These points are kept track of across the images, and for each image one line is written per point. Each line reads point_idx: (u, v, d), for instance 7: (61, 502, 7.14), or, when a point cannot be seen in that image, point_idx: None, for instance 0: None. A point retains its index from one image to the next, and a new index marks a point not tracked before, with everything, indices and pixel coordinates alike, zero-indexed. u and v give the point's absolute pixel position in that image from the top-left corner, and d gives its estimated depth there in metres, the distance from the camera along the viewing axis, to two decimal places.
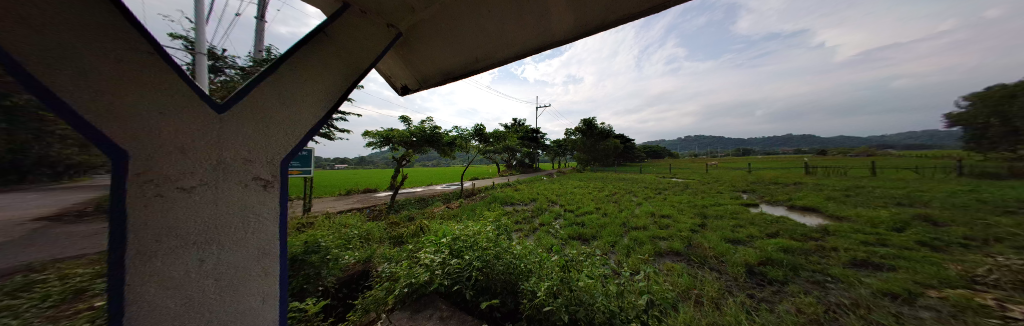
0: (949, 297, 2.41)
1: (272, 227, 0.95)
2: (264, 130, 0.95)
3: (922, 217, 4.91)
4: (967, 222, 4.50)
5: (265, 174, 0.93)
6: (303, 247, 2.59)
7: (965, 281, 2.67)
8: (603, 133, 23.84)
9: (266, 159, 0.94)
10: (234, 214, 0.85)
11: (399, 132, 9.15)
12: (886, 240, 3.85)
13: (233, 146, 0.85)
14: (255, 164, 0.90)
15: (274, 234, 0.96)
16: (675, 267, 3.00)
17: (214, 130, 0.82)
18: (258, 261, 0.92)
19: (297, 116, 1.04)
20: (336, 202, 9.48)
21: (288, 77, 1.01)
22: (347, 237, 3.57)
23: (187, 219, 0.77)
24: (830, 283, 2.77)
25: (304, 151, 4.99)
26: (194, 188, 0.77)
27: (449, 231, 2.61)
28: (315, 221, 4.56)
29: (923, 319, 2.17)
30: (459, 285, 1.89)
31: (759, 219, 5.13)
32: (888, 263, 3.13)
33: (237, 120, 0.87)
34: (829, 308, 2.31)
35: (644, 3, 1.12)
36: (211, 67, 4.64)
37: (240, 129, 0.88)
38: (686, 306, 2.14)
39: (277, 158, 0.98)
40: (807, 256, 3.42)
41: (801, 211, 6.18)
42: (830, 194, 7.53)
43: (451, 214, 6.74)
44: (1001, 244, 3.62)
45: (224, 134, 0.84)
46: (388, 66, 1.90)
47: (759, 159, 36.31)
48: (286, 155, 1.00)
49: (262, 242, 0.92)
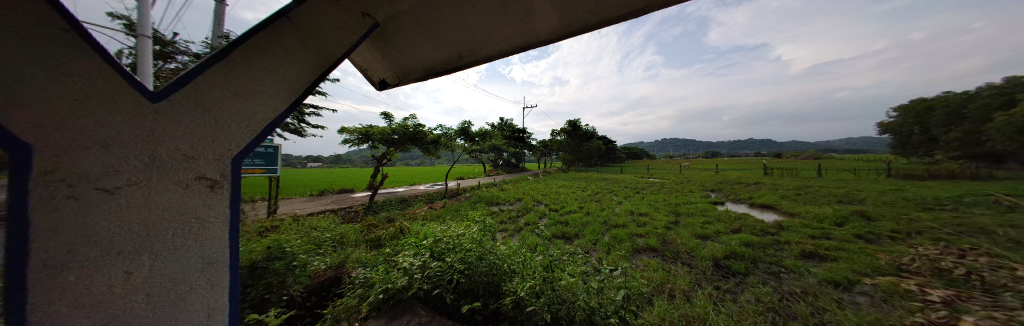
0: (880, 283, 2.77)
1: (221, 233, 0.83)
2: (213, 123, 0.82)
3: (859, 213, 5.63)
4: (895, 217, 5.24)
5: (212, 173, 0.81)
6: (266, 253, 2.36)
7: (893, 269, 3.09)
8: (588, 134, 24.68)
9: (214, 155, 0.81)
10: (173, 219, 0.74)
11: (380, 129, 8.74)
12: (830, 234, 4.35)
13: (172, 141, 0.74)
14: (200, 161, 0.78)
15: (223, 242, 0.84)
16: (652, 262, 3.15)
17: (151, 124, 0.71)
18: (200, 274, 0.79)
19: (252, 110, 0.91)
20: (309, 203, 8.90)
21: (243, 64, 0.89)
22: (318, 240, 3.33)
23: (114, 226, 0.66)
24: (784, 274, 3.06)
25: (269, 147, 4.57)
26: (120, 189, 0.66)
27: (431, 233, 2.51)
28: (283, 224, 4.22)
29: (859, 303, 2.47)
30: (439, 289, 1.82)
31: (725, 216, 5.57)
32: (832, 255, 3.53)
33: (181, 111, 0.75)
34: (782, 296, 2.55)
35: (624, 8, 1.17)
36: (157, 52, 4.06)
37: (185, 122, 0.76)
38: (660, 300, 2.25)
39: (229, 154, 0.85)
40: (765, 249, 3.78)
41: (760, 208, 6.83)
42: (784, 193, 8.40)
43: (435, 215, 6.57)
44: (919, 235, 4.24)
45: (161, 128, 0.72)
46: (364, 58, 1.79)
47: (726, 161, 39.56)
48: (241, 150, 0.88)
49: (207, 251, 0.80)
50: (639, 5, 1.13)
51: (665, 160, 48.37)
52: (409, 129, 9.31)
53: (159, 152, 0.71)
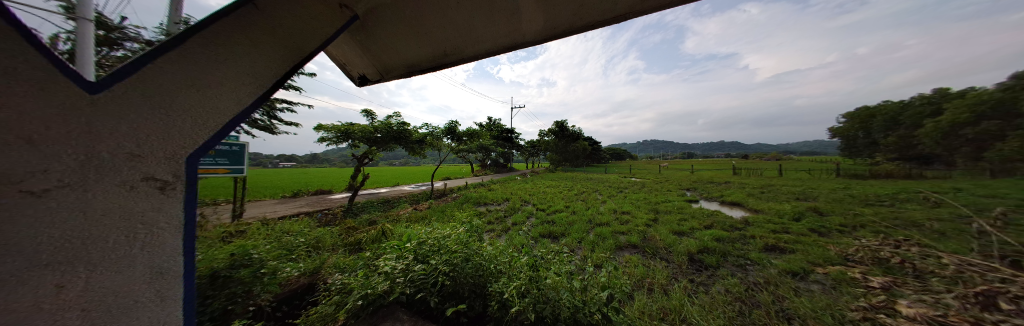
0: (830, 272, 3.10)
1: (174, 242, 0.70)
2: (165, 117, 0.70)
3: (813, 209, 6.27)
4: (841, 212, 5.89)
5: (164, 172, 0.68)
6: (229, 260, 2.16)
7: (839, 259, 3.48)
8: (574, 135, 25.26)
9: (165, 153, 0.68)
10: (117, 225, 0.61)
11: (361, 127, 8.35)
12: (788, 228, 4.81)
13: (114, 135, 0.60)
14: (149, 159, 0.64)
15: (178, 249, 0.71)
16: (633, 259, 3.29)
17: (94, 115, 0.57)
18: (150, 284, 0.66)
19: (213, 102, 0.80)
20: (280, 206, 8.28)
21: (200, 53, 0.78)
22: (290, 245, 3.10)
23: (38, 233, 0.52)
24: (749, 266, 3.33)
25: (235, 146, 4.19)
26: (49, 192, 0.53)
27: (415, 235, 2.44)
28: (250, 229, 3.89)
29: (811, 290, 2.75)
30: (423, 292, 1.77)
31: (699, 213, 5.95)
32: (790, 247, 3.90)
33: (124, 102, 0.63)
34: (748, 287, 2.78)
35: (607, 13, 1.22)
36: (100, 38, 3.58)
37: (130, 115, 0.65)
38: (640, 294, 2.36)
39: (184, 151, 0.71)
40: (733, 243, 4.09)
41: (729, 205, 7.39)
42: (750, 191, 9.16)
43: (420, 216, 6.39)
44: (860, 228, 4.81)
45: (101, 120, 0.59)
46: (342, 52, 1.68)
47: (701, 162, 42.31)
48: (198, 147, 0.74)
49: (158, 261, 0.67)
50: (621, 11, 1.18)
51: (647, 160, 50.71)
52: (393, 127, 8.97)
53: (97, 145, 0.57)
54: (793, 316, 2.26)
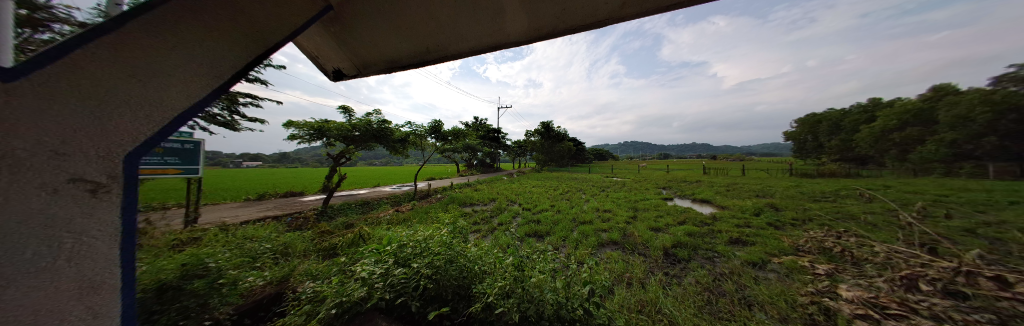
0: (784, 262, 3.45)
1: (111, 252, 0.64)
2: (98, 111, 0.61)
3: (770, 205, 6.96)
4: (793, 207, 6.60)
5: (95, 173, 0.59)
6: (180, 271, 1.93)
7: (790, 250, 3.89)
8: (560, 136, 25.81)
9: (96, 152, 0.59)
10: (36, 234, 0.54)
11: (338, 125, 7.88)
12: (750, 223, 5.30)
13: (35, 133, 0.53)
14: (75, 158, 0.56)
15: (115, 260, 0.65)
16: (613, 255, 3.43)
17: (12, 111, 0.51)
18: (80, 300, 0.59)
19: (160, 96, 0.72)
20: (243, 209, 7.55)
21: (145, 41, 0.70)
22: (254, 252, 2.83)
23: None
24: (716, 258, 3.63)
25: (189, 143, 3.74)
26: None
27: (396, 238, 2.35)
28: (205, 236, 3.50)
29: (768, 278, 3.05)
30: (404, 297, 1.70)
31: (674, 210, 6.35)
32: (750, 240, 4.30)
33: (41, 93, 0.54)
34: (715, 277, 3.01)
35: (588, 18, 1.25)
36: None
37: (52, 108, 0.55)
38: (620, 289, 2.47)
39: (120, 150, 0.62)
40: (703, 237, 4.43)
41: (700, 202, 7.98)
42: (717, 189, 9.97)
43: (402, 218, 6.16)
44: (808, 221, 5.41)
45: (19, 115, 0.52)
46: (315, 44, 1.56)
47: (676, 162, 45.24)
48: (140, 146, 0.66)
49: (90, 273, 0.60)
50: (601, 16, 1.22)
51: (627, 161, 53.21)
52: (372, 125, 8.52)
53: (7, 144, 0.50)
54: (752, 302, 2.48)
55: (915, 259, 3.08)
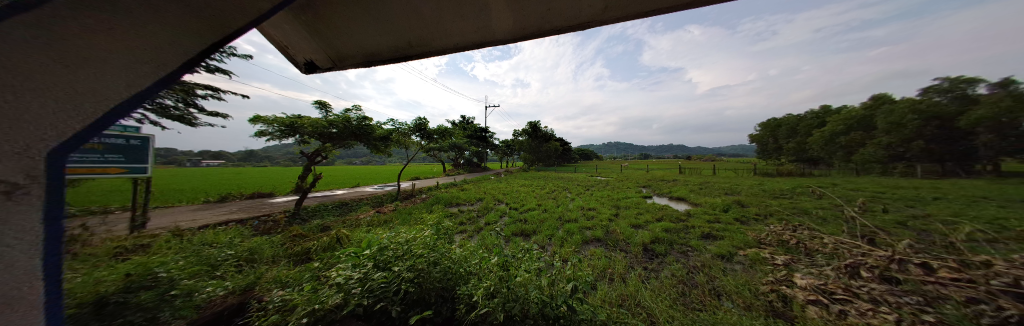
0: (748, 253, 3.77)
1: (33, 265, 0.55)
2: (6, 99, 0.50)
3: (737, 201, 7.58)
4: (756, 204, 7.24)
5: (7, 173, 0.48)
6: (122, 283, 1.70)
7: (754, 242, 4.26)
8: (547, 136, 26.18)
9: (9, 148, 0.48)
10: None
11: (312, 121, 7.41)
12: (719, 218, 5.74)
13: None
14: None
15: (37, 273, 0.56)
16: (597, 252, 3.54)
17: None
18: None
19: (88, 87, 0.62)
20: (201, 212, 6.83)
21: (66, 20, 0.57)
22: (213, 260, 2.57)
23: None
24: (690, 252, 3.88)
25: (135, 139, 3.25)
26: None
27: (375, 240, 2.25)
28: (154, 242, 3.13)
29: (734, 269, 3.32)
30: (383, 302, 1.63)
31: (652, 208, 6.70)
32: (719, 234, 4.65)
33: None
34: (689, 270, 3.21)
35: (572, 20, 1.27)
36: None
37: None
38: (603, 284, 2.56)
39: (43, 146, 0.52)
40: (679, 233, 4.71)
41: (675, 200, 8.50)
42: (691, 187, 10.68)
43: (383, 220, 5.92)
44: (769, 216, 5.96)
45: None
46: (283, 32, 1.44)
47: (655, 162, 47.72)
48: (65, 141, 0.56)
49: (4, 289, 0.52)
50: (584, 19, 1.25)
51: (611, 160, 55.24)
52: (352, 122, 8.19)
53: None
54: (721, 292, 2.68)
55: (855, 249, 3.50)
